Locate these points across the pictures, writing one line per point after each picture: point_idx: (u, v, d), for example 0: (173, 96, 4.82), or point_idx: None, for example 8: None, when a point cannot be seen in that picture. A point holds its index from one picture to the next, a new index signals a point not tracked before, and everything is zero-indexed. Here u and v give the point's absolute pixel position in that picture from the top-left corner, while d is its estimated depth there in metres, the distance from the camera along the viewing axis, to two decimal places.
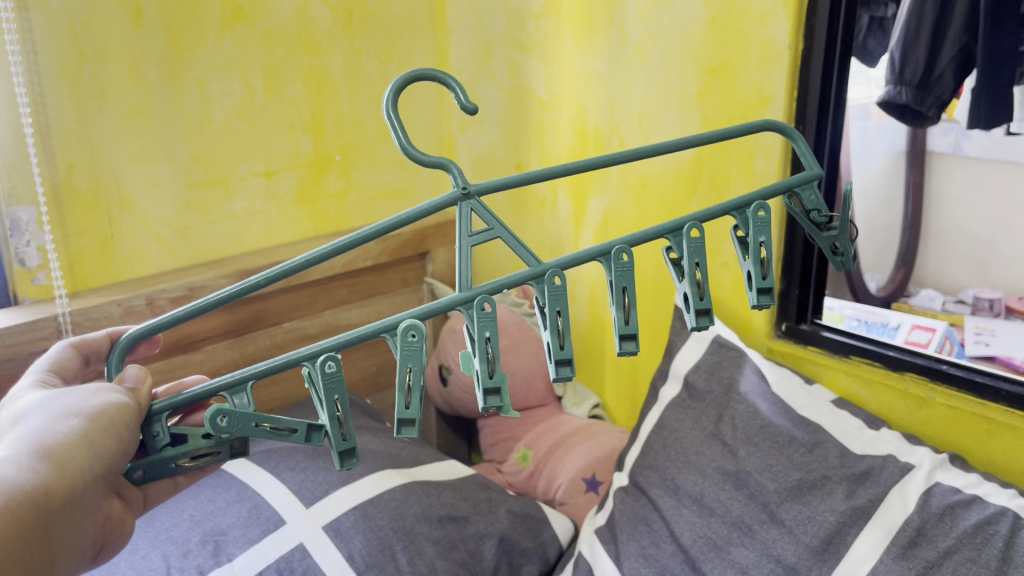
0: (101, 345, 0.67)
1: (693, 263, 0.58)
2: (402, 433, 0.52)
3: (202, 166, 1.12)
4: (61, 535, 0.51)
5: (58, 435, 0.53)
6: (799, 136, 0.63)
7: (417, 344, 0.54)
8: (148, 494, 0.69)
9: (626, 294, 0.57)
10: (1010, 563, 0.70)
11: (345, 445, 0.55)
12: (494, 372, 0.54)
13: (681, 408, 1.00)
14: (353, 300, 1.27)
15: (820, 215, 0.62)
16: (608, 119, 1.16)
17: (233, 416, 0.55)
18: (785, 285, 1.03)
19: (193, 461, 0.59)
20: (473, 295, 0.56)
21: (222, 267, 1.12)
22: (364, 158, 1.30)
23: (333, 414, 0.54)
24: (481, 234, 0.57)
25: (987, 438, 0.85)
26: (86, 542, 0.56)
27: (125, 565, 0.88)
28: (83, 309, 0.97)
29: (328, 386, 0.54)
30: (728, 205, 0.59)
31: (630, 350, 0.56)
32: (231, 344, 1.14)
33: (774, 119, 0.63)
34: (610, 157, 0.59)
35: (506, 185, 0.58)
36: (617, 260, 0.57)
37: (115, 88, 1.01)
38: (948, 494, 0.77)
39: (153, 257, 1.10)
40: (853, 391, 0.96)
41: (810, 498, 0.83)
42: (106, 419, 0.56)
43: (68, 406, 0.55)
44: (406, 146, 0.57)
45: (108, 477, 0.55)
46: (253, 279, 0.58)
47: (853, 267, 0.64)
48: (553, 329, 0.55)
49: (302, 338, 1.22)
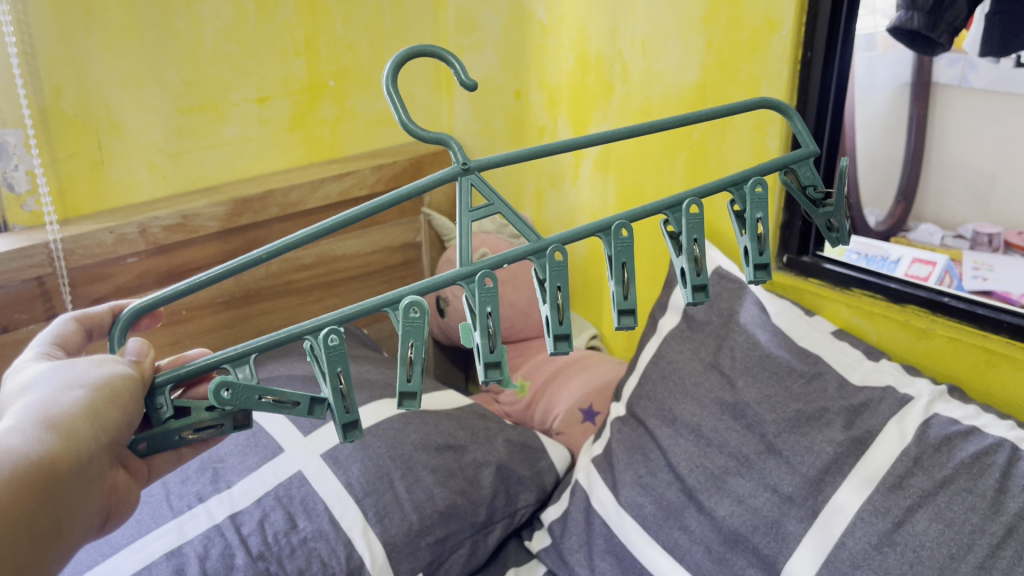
0: (103, 320, 0.65)
1: (691, 239, 0.57)
2: (404, 406, 0.52)
3: (193, 91, 1.09)
4: (70, 506, 0.50)
5: (61, 404, 0.52)
6: (795, 115, 0.63)
7: (418, 320, 0.53)
8: (152, 466, 0.66)
9: (626, 270, 0.56)
10: (1006, 493, 0.71)
11: (348, 417, 0.54)
12: (495, 346, 0.54)
13: (680, 338, 0.99)
14: (348, 230, 1.25)
15: (815, 191, 0.62)
16: (610, 45, 1.12)
17: (237, 388, 0.54)
18: (788, 216, 1.01)
19: (196, 434, 0.58)
20: (474, 270, 0.55)
21: (216, 195, 1.10)
22: (359, 85, 1.26)
23: (337, 388, 0.53)
24: (482, 210, 0.56)
25: (986, 369, 0.84)
26: (93, 513, 0.54)
27: None
28: (74, 236, 0.96)
29: (331, 359, 0.53)
30: (725, 180, 0.59)
31: (628, 325, 0.55)
32: (227, 273, 1.13)
33: (769, 98, 0.63)
34: (612, 134, 0.58)
35: (508, 161, 0.57)
36: (616, 235, 0.57)
37: (100, 7, 0.97)
38: (945, 425, 0.78)
39: (145, 184, 1.08)
40: (854, 322, 0.96)
41: (808, 429, 0.83)
42: (110, 389, 0.55)
43: (71, 377, 0.54)
44: (407, 124, 0.55)
45: (114, 447, 0.55)
46: (255, 254, 0.56)
47: (846, 245, 0.63)
48: (553, 304, 0.55)
49: (298, 267, 1.21)
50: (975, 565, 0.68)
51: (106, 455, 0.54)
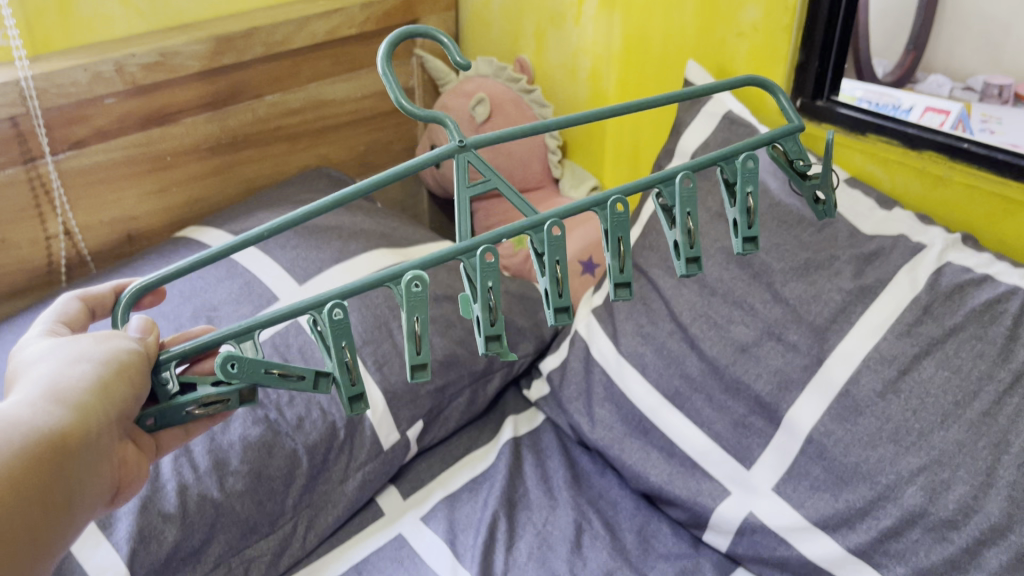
0: (108, 300, 0.63)
1: (684, 212, 0.57)
2: (415, 378, 0.50)
3: None
4: (74, 487, 0.48)
5: (66, 382, 0.49)
6: (780, 92, 0.68)
7: (422, 294, 0.50)
8: (160, 442, 0.63)
9: (622, 244, 0.56)
10: (1017, 341, 0.70)
11: (353, 391, 0.51)
12: (496, 319, 0.52)
13: None
14: (337, 73, 1.19)
15: (802, 163, 0.65)
16: None
17: (243, 362, 0.51)
18: (804, 56, 0.95)
19: (203, 409, 0.54)
20: (476, 245, 0.53)
21: (195, 31, 1.02)
22: None
23: (342, 361, 0.51)
24: (481, 186, 0.57)
25: (1001, 218, 0.82)
26: (104, 485, 0.52)
27: None
28: (46, 75, 0.90)
29: (335, 333, 0.50)
30: (715, 155, 0.59)
31: (624, 297, 0.55)
32: (211, 118, 1.07)
33: (755, 77, 0.68)
34: (603, 113, 0.62)
35: (507, 138, 0.58)
36: (612, 210, 0.56)
37: None
38: (958, 274, 0.75)
39: (118, 19, 1.01)
40: (867, 170, 0.92)
41: (816, 277, 0.81)
42: (120, 363, 0.51)
43: (81, 351, 0.51)
44: (400, 101, 0.56)
45: (121, 424, 0.52)
46: (256, 230, 0.53)
47: (834, 216, 0.66)
48: (552, 277, 0.53)
49: (285, 112, 1.15)
50: (980, 412, 0.68)
51: (118, 427, 0.52)
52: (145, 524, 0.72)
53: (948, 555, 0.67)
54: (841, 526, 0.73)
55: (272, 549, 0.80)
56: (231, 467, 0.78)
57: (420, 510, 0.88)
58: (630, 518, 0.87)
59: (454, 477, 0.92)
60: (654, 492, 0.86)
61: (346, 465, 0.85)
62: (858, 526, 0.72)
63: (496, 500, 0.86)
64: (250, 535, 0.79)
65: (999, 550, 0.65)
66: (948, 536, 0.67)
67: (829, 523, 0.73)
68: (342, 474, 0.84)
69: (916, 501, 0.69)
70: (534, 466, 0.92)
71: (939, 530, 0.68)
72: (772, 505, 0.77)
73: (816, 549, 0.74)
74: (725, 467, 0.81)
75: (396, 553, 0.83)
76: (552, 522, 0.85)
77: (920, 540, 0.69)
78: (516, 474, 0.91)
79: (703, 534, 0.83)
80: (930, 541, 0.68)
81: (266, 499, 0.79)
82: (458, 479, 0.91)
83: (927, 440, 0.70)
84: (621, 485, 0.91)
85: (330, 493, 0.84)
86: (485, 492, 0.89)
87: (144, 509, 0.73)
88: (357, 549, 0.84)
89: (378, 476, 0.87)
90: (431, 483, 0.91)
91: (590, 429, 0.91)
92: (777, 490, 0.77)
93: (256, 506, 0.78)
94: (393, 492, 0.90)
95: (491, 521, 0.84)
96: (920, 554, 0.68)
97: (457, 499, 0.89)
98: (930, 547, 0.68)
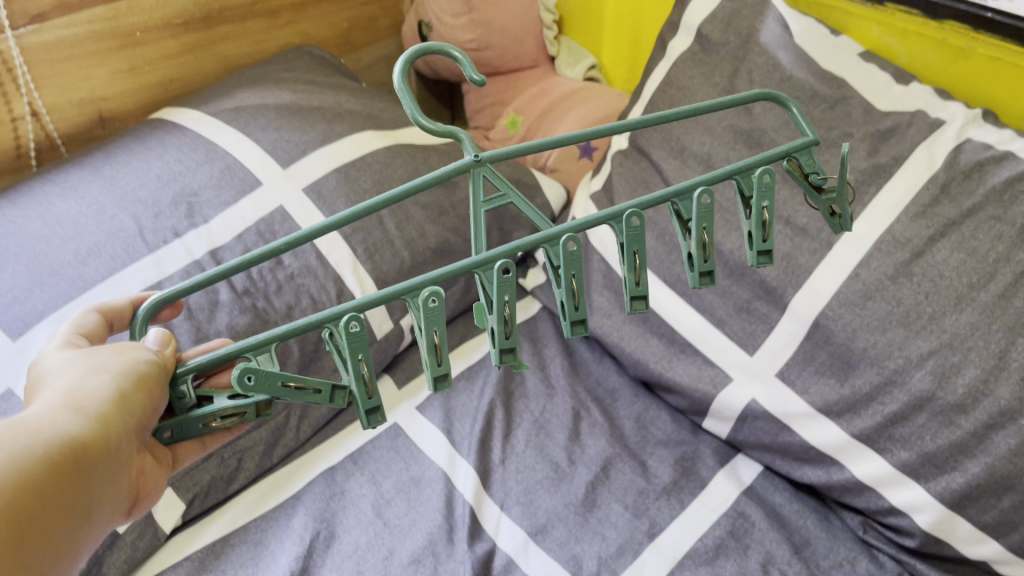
0: (125, 312, 0.62)
1: (701, 227, 0.52)
2: (438, 388, 0.48)
3: None
4: (96, 497, 0.46)
5: (84, 393, 0.47)
6: (791, 104, 0.60)
7: (438, 310, 0.48)
8: (176, 456, 0.61)
9: (638, 258, 0.51)
10: None
11: (371, 404, 0.48)
12: (511, 332, 0.49)
13: (692, 63, 0.90)
14: None
15: (818, 178, 0.57)
16: None
17: (260, 374, 0.46)
18: None
19: (221, 422, 0.52)
20: (493, 257, 0.50)
21: None
22: None
23: (359, 372, 0.48)
24: (496, 201, 0.52)
25: None
26: (120, 500, 0.50)
27: (92, 226, 0.78)
28: None
29: (352, 344, 0.47)
30: (731, 169, 0.54)
31: (640, 311, 0.52)
32: None
33: (769, 92, 0.60)
34: (623, 124, 0.55)
35: (521, 151, 0.53)
36: (628, 224, 0.51)
37: None
38: (978, 151, 0.71)
39: None
40: (883, 43, 0.87)
41: (828, 157, 0.77)
42: (139, 373, 0.50)
43: (98, 361, 0.50)
44: (415, 116, 0.52)
45: (140, 436, 0.50)
46: (272, 245, 0.51)
47: (848, 231, 0.58)
48: (568, 289, 0.50)
49: None
50: (995, 294, 0.66)
51: (136, 440, 0.50)
52: None
53: (954, 439, 0.66)
54: (846, 411, 0.72)
55: (266, 439, 0.79)
56: None
57: (415, 399, 0.86)
58: (629, 406, 0.86)
59: (450, 367, 0.90)
60: (653, 379, 0.84)
61: None
62: (864, 411, 0.70)
63: (493, 389, 0.85)
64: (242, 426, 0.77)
65: (1008, 435, 0.64)
66: (956, 421, 0.66)
67: (833, 409, 0.72)
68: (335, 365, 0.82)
69: (925, 386, 0.67)
70: (531, 355, 0.90)
71: (946, 414, 0.66)
72: (775, 392, 0.76)
73: (819, 434, 0.73)
74: (728, 354, 0.79)
75: (392, 442, 0.82)
76: (550, 410, 0.84)
77: (927, 425, 0.67)
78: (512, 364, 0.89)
79: (703, 421, 0.82)
80: (936, 426, 0.67)
81: None
82: (453, 368, 0.89)
83: (939, 324, 0.67)
84: (620, 373, 0.90)
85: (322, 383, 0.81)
86: (482, 381, 0.87)
87: None
88: (354, 438, 0.83)
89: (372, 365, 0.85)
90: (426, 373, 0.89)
91: (588, 318, 0.88)
92: (779, 376, 0.76)
93: None
94: (387, 382, 0.88)
95: (488, 410, 0.83)
96: (926, 439, 0.67)
97: (453, 389, 0.87)
98: (936, 432, 0.67)
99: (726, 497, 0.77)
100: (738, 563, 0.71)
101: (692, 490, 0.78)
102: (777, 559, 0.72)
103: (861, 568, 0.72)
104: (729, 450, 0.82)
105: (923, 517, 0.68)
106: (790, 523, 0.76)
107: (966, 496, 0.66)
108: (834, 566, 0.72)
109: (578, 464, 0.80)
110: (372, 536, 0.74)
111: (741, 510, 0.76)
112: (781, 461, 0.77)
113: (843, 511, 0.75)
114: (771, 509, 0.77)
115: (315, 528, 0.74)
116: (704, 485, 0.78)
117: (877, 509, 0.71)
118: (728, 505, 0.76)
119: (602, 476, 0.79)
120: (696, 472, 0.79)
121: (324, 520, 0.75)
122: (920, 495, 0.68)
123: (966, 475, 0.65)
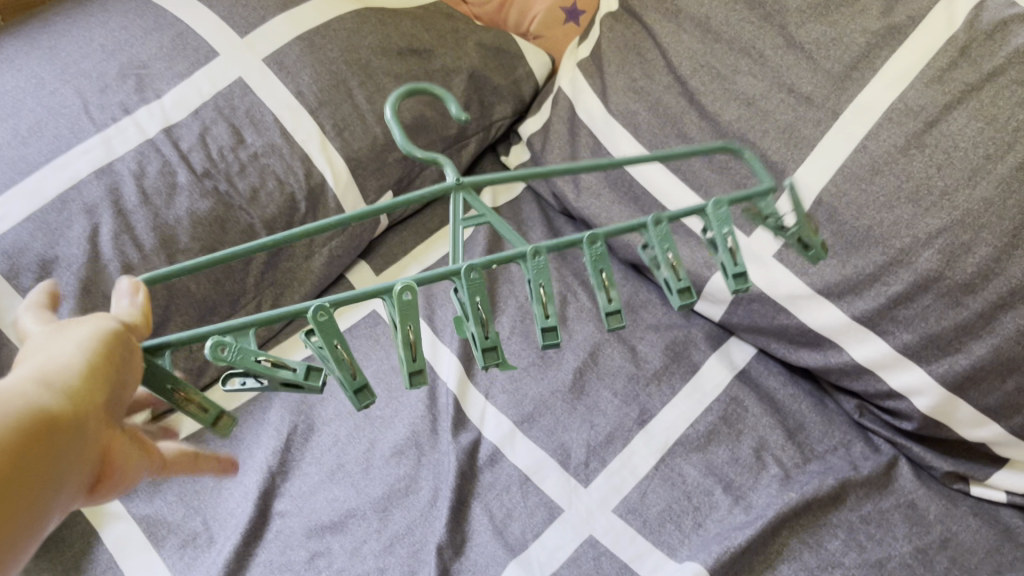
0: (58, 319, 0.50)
1: (665, 249, 0.52)
2: (414, 382, 0.44)
3: None
4: (63, 461, 0.32)
5: (50, 361, 0.34)
6: (750, 156, 0.64)
7: (412, 302, 0.45)
8: None
9: (605, 274, 0.50)
10: None
11: (357, 383, 0.43)
12: (489, 332, 0.47)
13: None
14: None
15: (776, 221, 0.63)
16: None
17: (236, 345, 0.42)
18: None
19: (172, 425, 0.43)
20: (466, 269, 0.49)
21: None
22: None
23: (337, 348, 0.43)
24: (474, 220, 0.52)
25: None
26: (85, 478, 0.34)
27: (32, 103, 0.71)
28: None
29: (326, 332, 0.43)
30: (690, 206, 0.54)
31: (617, 326, 0.49)
32: None
33: (731, 141, 0.63)
34: (596, 165, 0.55)
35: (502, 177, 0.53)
36: (593, 245, 0.50)
37: None
38: (1003, 7, 0.64)
39: None
40: None
41: (838, 16, 0.70)
42: (102, 334, 0.37)
43: (65, 328, 0.37)
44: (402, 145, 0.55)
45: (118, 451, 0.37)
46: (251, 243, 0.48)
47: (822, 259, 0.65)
48: (536, 298, 0.48)
49: None
50: (1013, 167, 0.61)
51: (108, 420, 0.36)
52: (90, 309, 0.66)
53: (960, 321, 0.63)
54: (848, 293, 0.68)
55: None
56: (180, 246, 0.70)
57: None
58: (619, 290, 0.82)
59: (430, 251, 0.85)
60: (644, 263, 0.79)
61: (311, 241, 0.77)
62: (867, 293, 0.67)
63: None
64: (211, 316, 0.73)
65: (1016, 315, 0.61)
66: (963, 301, 0.62)
67: (835, 291, 0.68)
68: (307, 252, 0.77)
69: (933, 265, 0.63)
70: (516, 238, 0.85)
71: (953, 295, 0.63)
72: (774, 274, 0.71)
73: (819, 317, 0.69)
74: None
75: (371, 331, 0.79)
76: None
77: (931, 306, 0.64)
78: (496, 247, 0.84)
79: (696, 304, 0.78)
80: (942, 307, 0.63)
81: (223, 278, 0.72)
82: (434, 253, 0.85)
83: (952, 199, 0.63)
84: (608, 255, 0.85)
85: (295, 271, 0.77)
86: None
87: (87, 293, 0.66)
88: None
89: (347, 251, 0.80)
90: (405, 259, 0.84)
91: (575, 198, 0.83)
92: (778, 258, 0.71)
93: (213, 285, 0.72)
94: (364, 269, 0.83)
95: None
96: (930, 320, 0.64)
97: (434, 274, 0.83)
98: (941, 313, 0.63)
99: (719, 382, 0.74)
100: (729, 449, 0.70)
101: (684, 377, 0.75)
102: (767, 445, 0.70)
103: (855, 451, 0.70)
104: (722, 333, 0.79)
105: (922, 400, 0.66)
106: (785, 407, 0.73)
107: (970, 379, 0.63)
108: (828, 450, 0.70)
109: (565, 350, 0.77)
110: (353, 427, 0.71)
111: (736, 396, 0.73)
112: (777, 346, 0.74)
113: (839, 396, 0.73)
114: (765, 394, 0.74)
115: (291, 422, 0.71)
116: (696, 369, 0.76)
117: (876, 394, 0.69)
118: (722, 391, 0.74)
119: (590, 362, 0.76)
120: (688, 356, 0.76)
121: (300, 412, 0.72)
122: (921, 377, 0.65)
123: (970, 357, 0.63)
